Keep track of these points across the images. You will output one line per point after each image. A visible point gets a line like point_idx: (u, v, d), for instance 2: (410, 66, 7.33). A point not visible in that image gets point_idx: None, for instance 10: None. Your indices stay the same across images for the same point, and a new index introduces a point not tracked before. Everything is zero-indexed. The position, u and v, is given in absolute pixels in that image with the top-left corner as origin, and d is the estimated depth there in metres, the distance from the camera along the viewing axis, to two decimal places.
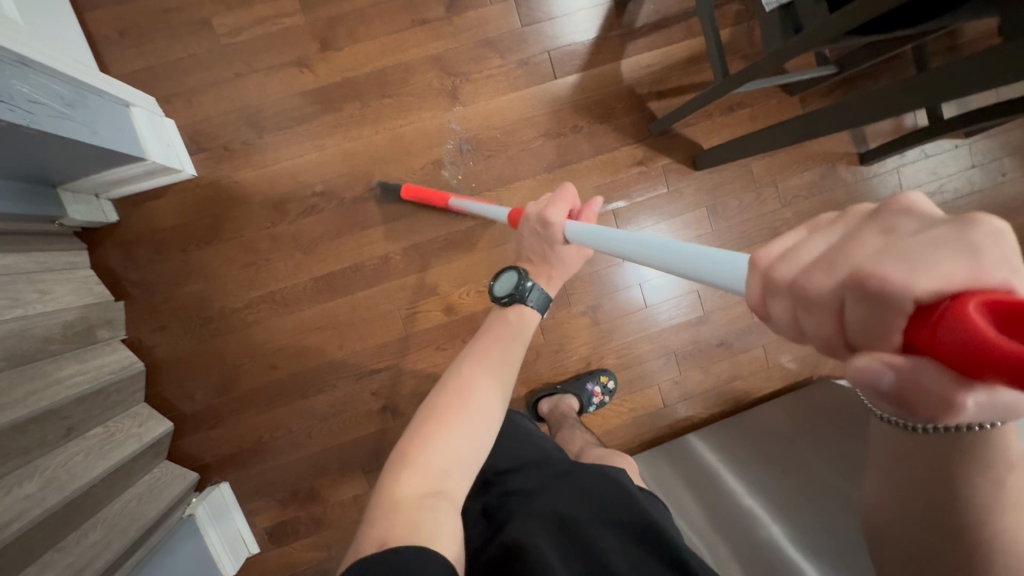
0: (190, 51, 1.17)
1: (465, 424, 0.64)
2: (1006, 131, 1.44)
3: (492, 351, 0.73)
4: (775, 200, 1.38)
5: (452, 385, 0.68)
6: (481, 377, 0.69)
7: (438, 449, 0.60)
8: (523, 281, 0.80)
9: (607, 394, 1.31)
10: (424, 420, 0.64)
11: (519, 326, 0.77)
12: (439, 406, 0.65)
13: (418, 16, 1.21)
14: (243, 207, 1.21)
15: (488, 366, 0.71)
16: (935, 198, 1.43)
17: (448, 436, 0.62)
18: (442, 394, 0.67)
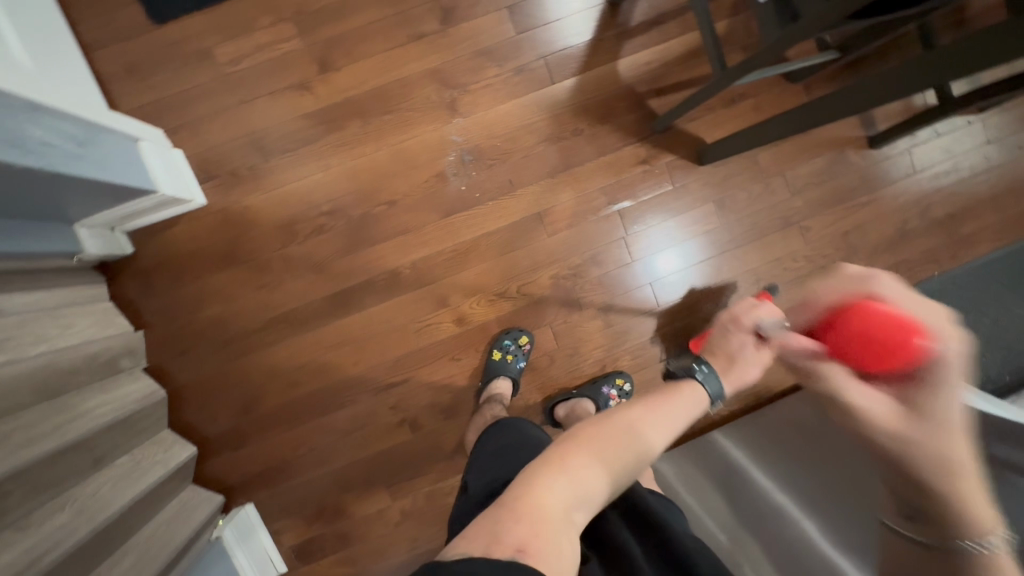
0: (193, 82, 1.20)
1: (620, 457, 0.58)
2: None
3: (664, 405, 0.68)
4: (785, 189, 1.36)
5: (617, 415, 0.63)
6: (648, 421, 0.64)
7: (586, 468, 0.55)
8: (696, 361, 0.77)
9: (625, 397, 1.29)
10: (578, 438, 0.59)
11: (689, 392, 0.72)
12: (597, 430, 0.60)
13: (413, 31, 1.22)
14: (252, 231, 1.23)
15: (656, 414, 0.66)
16: (951, 177, 1.39)
17: (597, 457, 0.56)
18: (598, 419, 0.63)
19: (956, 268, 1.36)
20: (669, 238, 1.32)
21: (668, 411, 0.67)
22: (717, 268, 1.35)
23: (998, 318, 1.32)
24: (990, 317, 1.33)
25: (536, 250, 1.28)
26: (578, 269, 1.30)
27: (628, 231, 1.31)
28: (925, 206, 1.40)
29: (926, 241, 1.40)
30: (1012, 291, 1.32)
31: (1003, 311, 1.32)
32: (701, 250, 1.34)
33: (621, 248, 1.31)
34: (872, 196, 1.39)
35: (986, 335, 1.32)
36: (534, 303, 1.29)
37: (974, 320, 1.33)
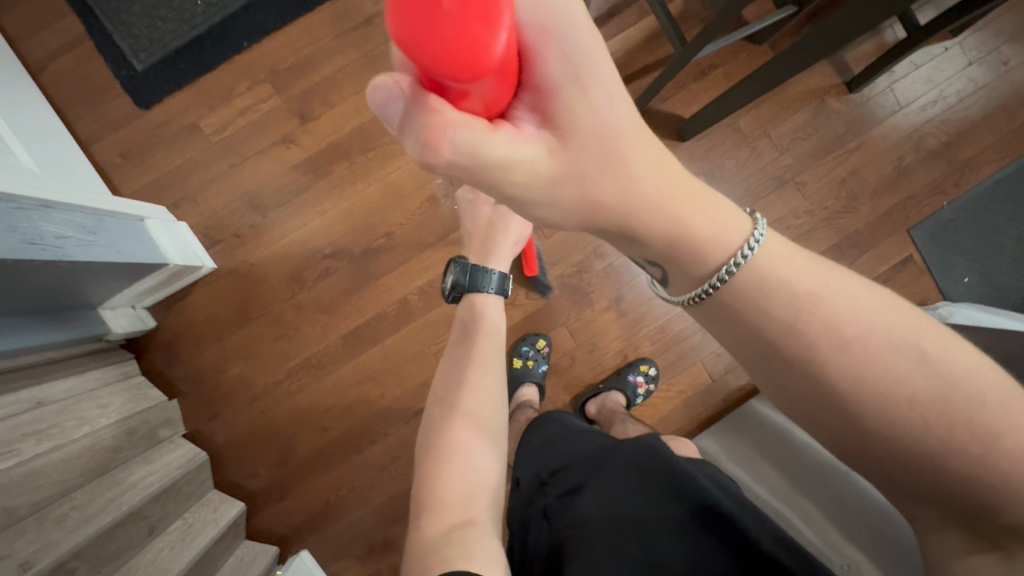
0: (186, 156, 1.26)
1: (473, 445, 0.72)
2: (997, 19, 1.38)
3: (469, 376, 0.81)
4: (772, 149, 1.36)
5: (454, 412, 0.76)
6: (480, 398, 0.77)
7: (453, 472, 0.68)
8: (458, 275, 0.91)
9: (651, 381, 1.30)
10: (436, 452, 0.71)
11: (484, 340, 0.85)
12: (442, 438, 0.73)
13: (382, 68, 1.27)
14: (263, 286, 1.27)
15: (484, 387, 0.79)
16: (939, 105, 1.38)
17: (457, 456, 0.70)
18: (444, 421, 0.75)
19: (963, 196, 1.37)
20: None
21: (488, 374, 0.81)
22: None
23: (1014, 238, 1.34)
24: (1006, 239, 1.35)
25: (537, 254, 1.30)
26: (582, 265, 1.32)
27: None
28: (919, 139, 1.38)
29: (928, 174, 1.38)
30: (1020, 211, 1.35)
31: (1017, 231, 1.35)
32: None
33: None
34: (862, 139, 1.37)
35: (1007, 256, 1.34)
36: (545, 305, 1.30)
37: (991, 244, 1.35)
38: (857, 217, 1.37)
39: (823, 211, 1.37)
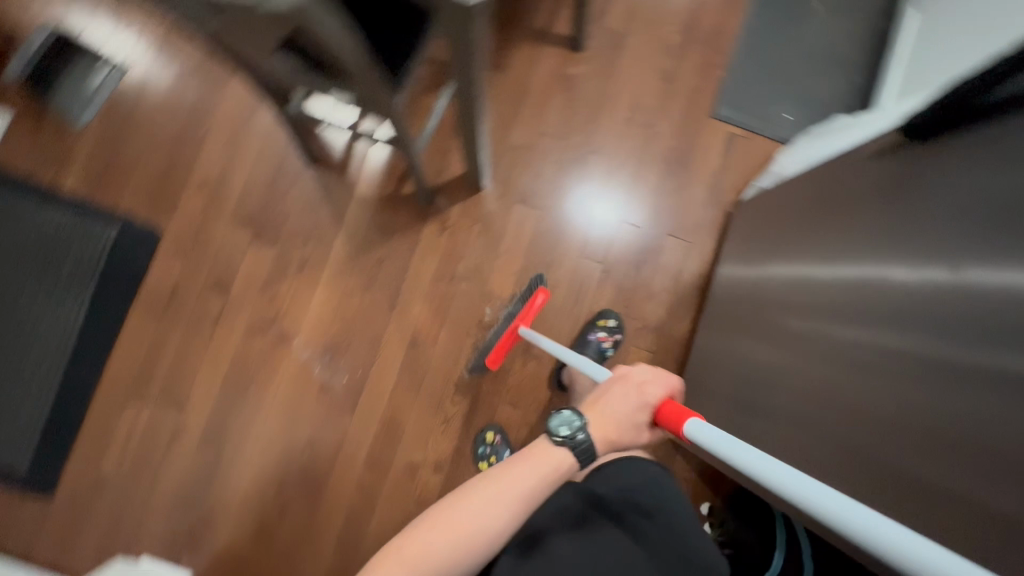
0: (107, 504, 1.30)
1: (467, 543, 0.64)
2: None
3: (519, 470, 0.71)
4: (555, 139, 1.41)
5: (478, 495, 0.67)
6: (500, 507, 0.67)
7: (426, 553, 0.63)
8: (581, 429, 0.73)
9: (615, 330, 1.34)
10: (436, 516, 0.66)
11: (548, 456, 0.72)
12: (452, 512, 0.66)
13: (210, 319, 1.33)
14: (241, 559, 1.29)
15: (515, 494, 0.68)
16: (656, 7, 1.43)
17: (445, 539, 0.64)
18: (463, 496, 0.68)
19: (731, 60, 1.42)
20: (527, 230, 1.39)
21: (527, 483, 0.70)
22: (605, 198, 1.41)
23: (789, 64, 1.42)
24: (785, 69, 1.42)
25: (436, 364, 1.34)
26: (477, 345, 1.35)
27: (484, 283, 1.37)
28: (662, 42, 1.42)
29: (689, 63, 1.42)
30: (776, 41, 1.43)
31: (787, 56, 1.42)
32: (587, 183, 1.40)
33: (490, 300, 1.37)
34: (619, 76, 1.42)
35: (796, 81, 1.41)
36: (473, 399, 1.33)
37: (778, 80, 1.41)
38: (662, 137, 1.41)
39: (635, 152, 1.41)
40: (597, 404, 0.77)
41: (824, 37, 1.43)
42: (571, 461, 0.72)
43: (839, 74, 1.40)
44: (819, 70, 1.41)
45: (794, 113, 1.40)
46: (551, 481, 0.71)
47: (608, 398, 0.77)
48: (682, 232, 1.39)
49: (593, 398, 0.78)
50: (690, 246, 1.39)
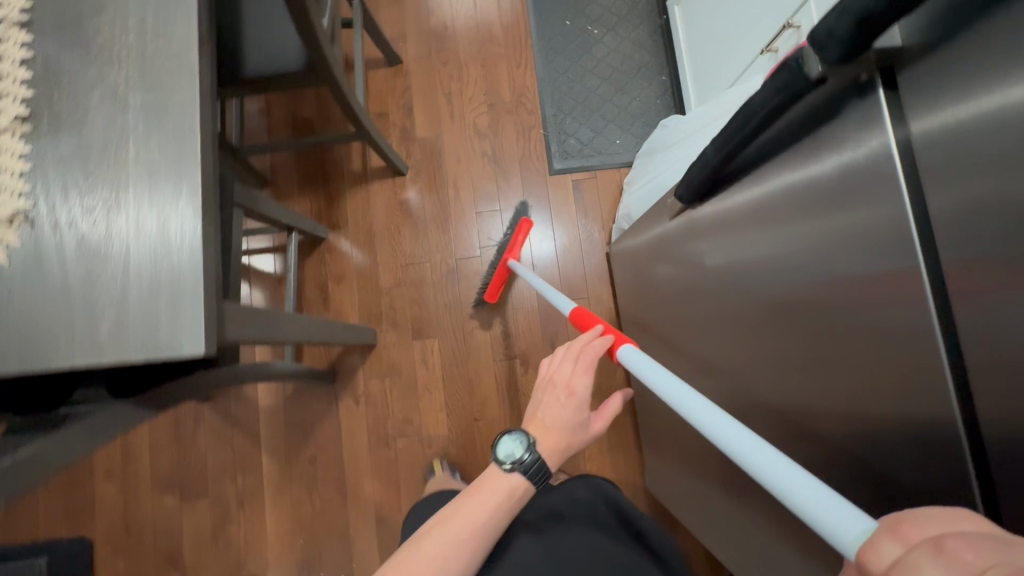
0: None
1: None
2: (406, 20, 1.48)
3: (469, 498, 0.66)
4: (421, 262, 1.39)
5: (438, 537, 0.61)
6: (463, 546, 0.62)
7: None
8: (529, 450, 0.67)
9: None
10: (394, 565, 0.60)
11: (505, 483, 0.66)
12: (411, 555, 0.60)
13: None
14: None
15: (477, 532, 0.63)
16: (455, 99, 1.44)
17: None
18: (423, 540, 0.61)
19: (543, 115, 1.44)
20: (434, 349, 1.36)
21: (488, 518, 0.64)
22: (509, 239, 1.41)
23: (597, 94, 1.44)
24: (594, 100, 1.44)
25: None
26: None
27: (418, 430, 1.34)
28: (476, 128, 1.44)
29: (509, 135, 1.43)
30: (575, 78, 1.45)
31: (591, 87, 1.44)
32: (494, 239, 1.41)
33: (432, 442, 1.33)
34: (451, 179, 1.42)
35: (609, 106, 1.43)
36: None
37: (593, 113, 1.43)
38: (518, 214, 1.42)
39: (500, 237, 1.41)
40: (538, 417, 0.71)
41: (615, 56, 1.46)
42: (524, 487, 0.67)
43: (645, 83, 1.44)
44: (626, 87, 1.44)
45: (625, 136, 1.42)
46: (506, 508, 0.66)
47: (546, 406, 0.72)
48: (577, 288, 1.39)
49: (534, 411, 0.72)
50: (589, 302, 1.38)
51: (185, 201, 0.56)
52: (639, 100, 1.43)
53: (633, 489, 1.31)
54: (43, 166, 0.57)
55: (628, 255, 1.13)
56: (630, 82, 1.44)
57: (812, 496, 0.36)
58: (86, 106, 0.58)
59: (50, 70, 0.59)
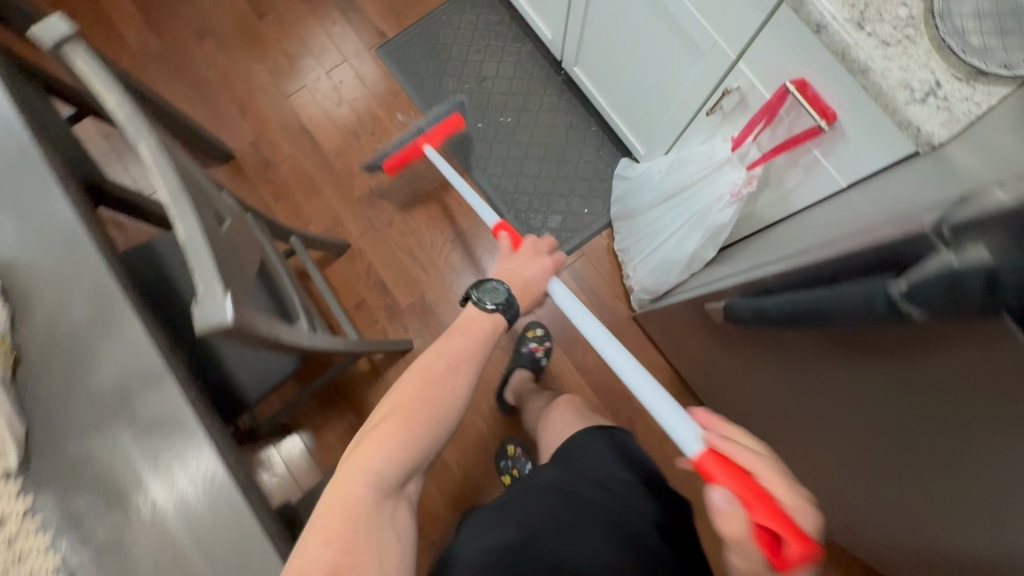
0: None
1: (427, 429, 0.65)
2: (332, 204, 1.43)
3: (459, 345, 0.75)
4: (472, 421, 1.34)
5: (432, 380, 0.68)
6: (464, 374, 0.72)
7: (386, 458, 0.61)
8: (504, 290, 0.82)
9: None
10: (395, 404, 0.66)
11: (493, 325, 0.79)
12: (409, 395, 0.66)
13: None
14: None
15: (467, 366, 0.73)
16: (418, 253, 1.41)
17: (405, 433, 0.63)
18: (421, 379, 0.68)
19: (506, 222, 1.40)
20: None
21: (473, 353, 0.75)
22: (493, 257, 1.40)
23: (543, 178, 1.41)
24: (544, 185, 1.42)
25: None
26: None
27: None
28: (452, 268, 1.40)
29: (485, 258, 1.40)
30: (515, 174, 1.42)
31: (534, 174, 1.42)
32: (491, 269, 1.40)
33: None
34: None
35: (560, 184, 1.41)
36: None
37: (550, 197, 1.41)
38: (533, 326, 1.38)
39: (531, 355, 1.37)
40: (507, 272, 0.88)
41: (539, 134, 1.43)
42: (503, 323, 0.81)
43: (580, 144, 1.42)
44: (566, 157, 1.42)
45: (591, 202, 1.40)
46: (489, 343, 0.78)
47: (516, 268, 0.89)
48: None
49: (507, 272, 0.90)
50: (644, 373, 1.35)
51: (259, 548, 0.51)
52: (584, 164, 1.41)
53: None
54: (82, 557, 0.51)
55: (666, 328, 1.11)
56: (567, 152, 1.42)
57: (657, 407, 0.65)
58: (105, 516, 0.52)
59: (49, 483, 0.52)
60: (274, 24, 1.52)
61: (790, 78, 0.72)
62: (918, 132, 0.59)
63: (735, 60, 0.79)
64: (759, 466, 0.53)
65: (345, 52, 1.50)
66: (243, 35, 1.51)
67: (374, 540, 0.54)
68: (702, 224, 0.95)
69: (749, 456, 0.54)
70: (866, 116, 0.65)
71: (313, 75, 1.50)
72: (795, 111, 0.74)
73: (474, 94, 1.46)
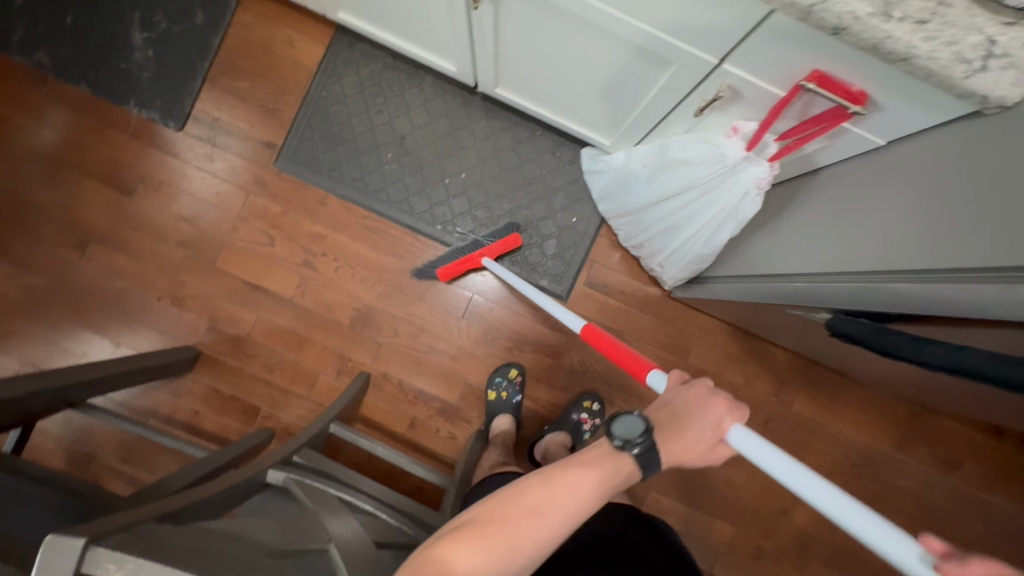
0: None
1: (503, 563, 0.49)
2: (327, 344, 1.30)
3: (580, 471, 0.54)
4: None
5: (533, 499, 0.52)
6: (564, 510, 0.52)
7: (464, 569, 0.47)
8: (649, 449, 0.54)
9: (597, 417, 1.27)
10: (492, 509, 0.51)
11: (621, 467, 0.55)
12: (506, 504, 0.52)
13: None
14: None
15: (578, 506, 0.52)
16: (439, 346, 1.31)
17: (484, 561, 0.48)
18: (521, 498, 0.52)
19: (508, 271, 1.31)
20: (666, 503, 1.31)
21: (591, 491, 0.54)
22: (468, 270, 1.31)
23: (519, 208, 1.30)
24: (522, 213, 1.30)
25: None
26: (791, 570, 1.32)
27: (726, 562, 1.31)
28: (478, 342, 1.32)
29: (505, 318, 1.32)
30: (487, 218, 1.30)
31: (506, 208, 1.30)
32: (472, 287, 1.31)
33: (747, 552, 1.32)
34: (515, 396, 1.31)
35: (536, 204, 1.30)
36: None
37: (535, 223, 1.30)
38: (586, 354, 1.32)
39: (598, 380, 1.32)
40: (666, 407, 0.57)
41: (490, 165, 1.30)
42: (632, 471, 0.55)
43: (535, 156, 1.30)
44: (527, 176, 1.30)
45: (576, 208, 1.30)
46: (616, 489, 0.55)
47: (687, 405, 0.56)
48: (685, 339, 1.32)
49: (675, 416, 0.56)
50: (704, 340, 1.33)
51: None
52: (548, 172, 1.30)
53: (879, 405, 1.35)
54: None
55: (726, 306, 1.09)
56: (525, 170, 1.30)
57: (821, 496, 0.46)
58: None
59: None
60: (148, 193, 1.30)
61: (800, 74, 0.63)
62: (985, 99, 0.53)
63: (719, 63, 0.69)
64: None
65: (243, 183, 1.30)
66: (124, 222, 1.29)
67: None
68: (732, 220, 0.90)
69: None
70: (906, 89, 0.58)
71: (224, 225, 1.30)
72: (810, 98, 0.67)
73: (402, 158, 1.30)
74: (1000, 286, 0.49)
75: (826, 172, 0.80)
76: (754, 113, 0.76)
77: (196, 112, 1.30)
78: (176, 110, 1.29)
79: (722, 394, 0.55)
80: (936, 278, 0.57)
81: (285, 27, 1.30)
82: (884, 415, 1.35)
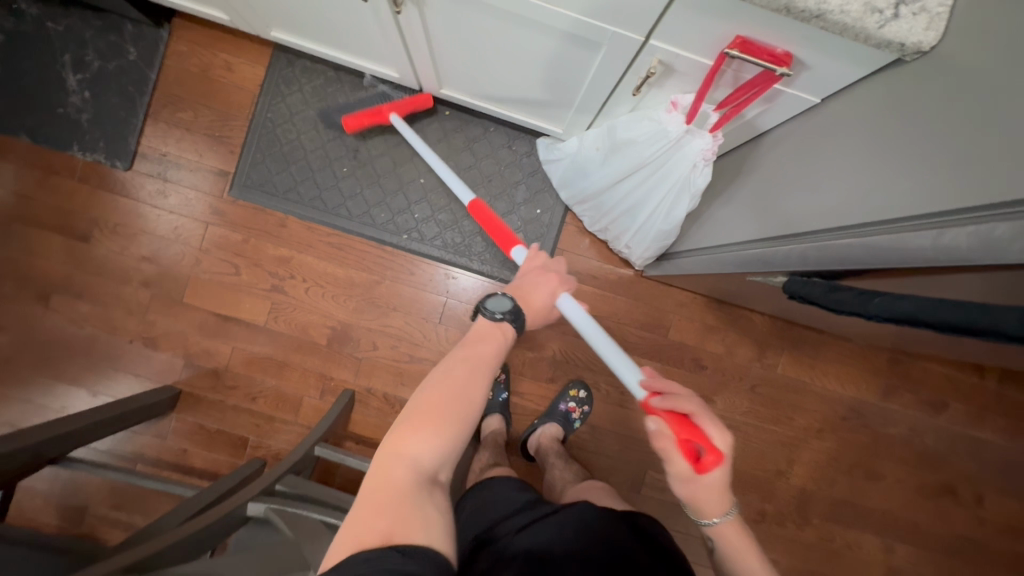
0: None
1: (453, 429, 0.58)
2: (307, 367, 1.29)
3: (485, 346, 0.65)
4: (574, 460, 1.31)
5: (460, 375, 0.61)
6: (483, 375, 0.62)
7: (423, 450, 0.56)
8: (510, 314, 0.69)
9: (582, 403, 1.28)
10: (429, 398, 0.59)
11: (504, 333, 0.68)
12: (440, 384, 0.60)
13: None
14: None
15: (486, 363, 0.64)
16: (419, 354, 1.31)
17: (435, 434, 0.57)
18: (446, 379, 0.60)
19: (481, 272, 1.30)
20: (665, 479, 1.32)
21: (492, 351, 0.66)
22: (446, 272, 1.30)
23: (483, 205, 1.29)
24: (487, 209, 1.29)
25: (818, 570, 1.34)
26: (795, 527, 1.34)
27: None
28: (458, 346, 1.31)
29: None
30: (450, 220, 1.30)
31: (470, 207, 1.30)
32: (451, 287, 1.31)
33: (751, 517, 1.33)
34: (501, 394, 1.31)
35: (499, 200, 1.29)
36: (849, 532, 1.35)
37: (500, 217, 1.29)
38: (567, 344, 1.32)
39: (583, 368, 1.32)
40: (521, 287, 0.80)
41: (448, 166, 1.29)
42: (511, 334, 0.69)
43: (491, 152, 1.29)
44: (485, 173, 1.29)
45: (538, 199, 1.30)
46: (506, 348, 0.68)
47: (530, 281, 0.82)
48: (663, 315, 1.33)
49: (521, 287, 0.80)
50: (682, 315, 1.33)
51: None
52: (506, 167, 1.29)
53: (860, 358, 1.36)
54: None
55: (697, 280, 1.09)
56: (483, 167, 1.29)
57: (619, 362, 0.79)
58: None
59: None
60: (105, 237, 1.27)
61: (723, 42, 0.63)
62: (903, 46, 0.53)
63: (645, 40, 0.68)
64: (694, 408, 0.69)
65: (200, 216, 1.28)
66: (84, 269, 1.27)
67: (415, 529, 0.50)
68: (686, 193, 0.89)
69: (682, 402, 0.69)
70: (827, 45, 0.57)
71: (187, 259, 1.28)
72: (739, 63, 0.67)
73: (356, 171, 1.29)
74: (932, 232, 0.49)
75: (772, 134, 0.80)
76: (689, 83, 0.75)
77: (142, 149, 1.27)
78: (121, 149, 1.27)
79: (552, 272, 0.83)
80: (876, 230, 0.56)
81: (221, 52, 1.28)
82: (867, 365, 1.36)
